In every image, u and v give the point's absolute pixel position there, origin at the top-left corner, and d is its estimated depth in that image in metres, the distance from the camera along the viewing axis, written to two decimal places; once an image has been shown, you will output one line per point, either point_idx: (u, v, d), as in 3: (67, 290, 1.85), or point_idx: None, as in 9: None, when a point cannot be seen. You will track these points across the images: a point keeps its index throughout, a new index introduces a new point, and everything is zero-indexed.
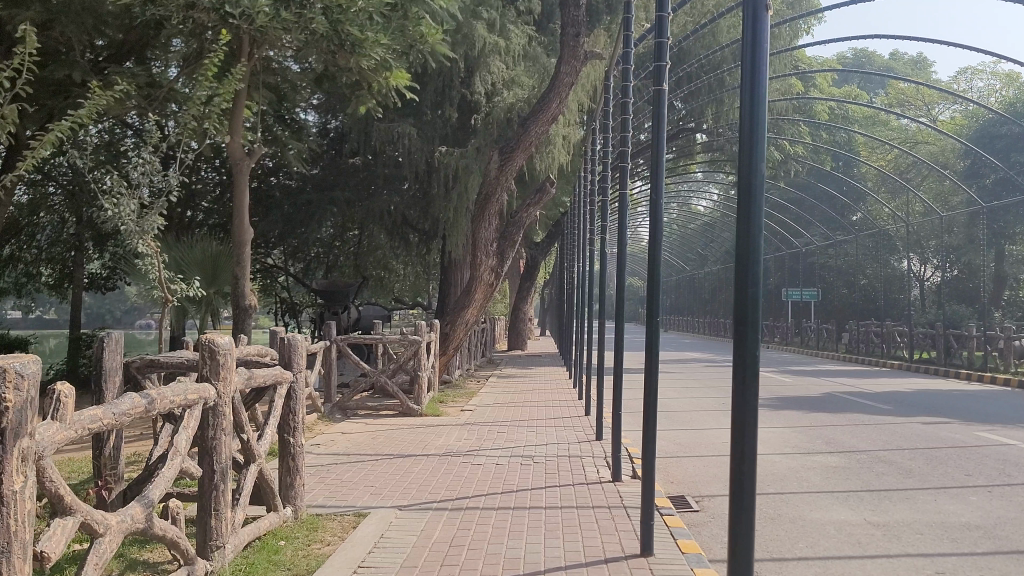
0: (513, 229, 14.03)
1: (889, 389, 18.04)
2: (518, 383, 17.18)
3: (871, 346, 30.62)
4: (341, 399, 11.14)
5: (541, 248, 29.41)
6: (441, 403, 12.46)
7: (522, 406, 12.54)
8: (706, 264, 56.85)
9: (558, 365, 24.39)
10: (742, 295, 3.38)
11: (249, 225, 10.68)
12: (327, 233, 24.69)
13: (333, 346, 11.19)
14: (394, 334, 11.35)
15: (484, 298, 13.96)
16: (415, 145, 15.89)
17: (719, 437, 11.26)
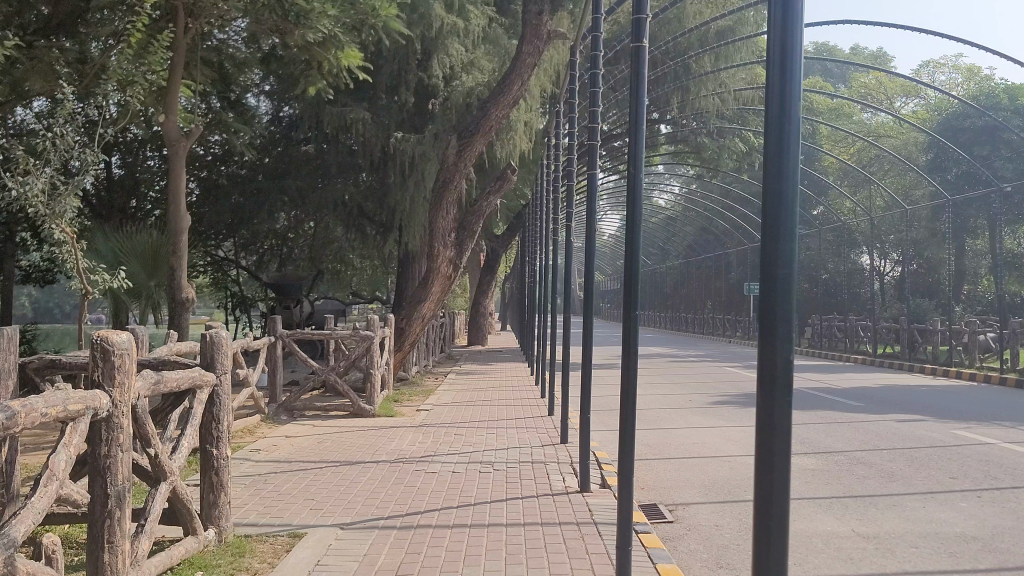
0: (472, 219, 13.31)
1: (858, 384, 17.70)
2: (478, 380, 16.54)
3: (834, 340, 30.49)
4: (287, 399, 10.39)
5: (502, 241, 28.78)
6: (396, 403, 11.75)
7: (482, 405, 11.88)
8: (667, 259, 56.68)
9: (519, 360, 23.79)
10: (767, 274, 2.57)
11: (186, 210, 9.87)
12: (281, 225, 23.86)
13: (278, 342, 10.41)
14: (343, 330, 10.60)
15: (442, 291, 13.20)
16: (370, 130, 15.20)
17: (689, 436, 10.71)
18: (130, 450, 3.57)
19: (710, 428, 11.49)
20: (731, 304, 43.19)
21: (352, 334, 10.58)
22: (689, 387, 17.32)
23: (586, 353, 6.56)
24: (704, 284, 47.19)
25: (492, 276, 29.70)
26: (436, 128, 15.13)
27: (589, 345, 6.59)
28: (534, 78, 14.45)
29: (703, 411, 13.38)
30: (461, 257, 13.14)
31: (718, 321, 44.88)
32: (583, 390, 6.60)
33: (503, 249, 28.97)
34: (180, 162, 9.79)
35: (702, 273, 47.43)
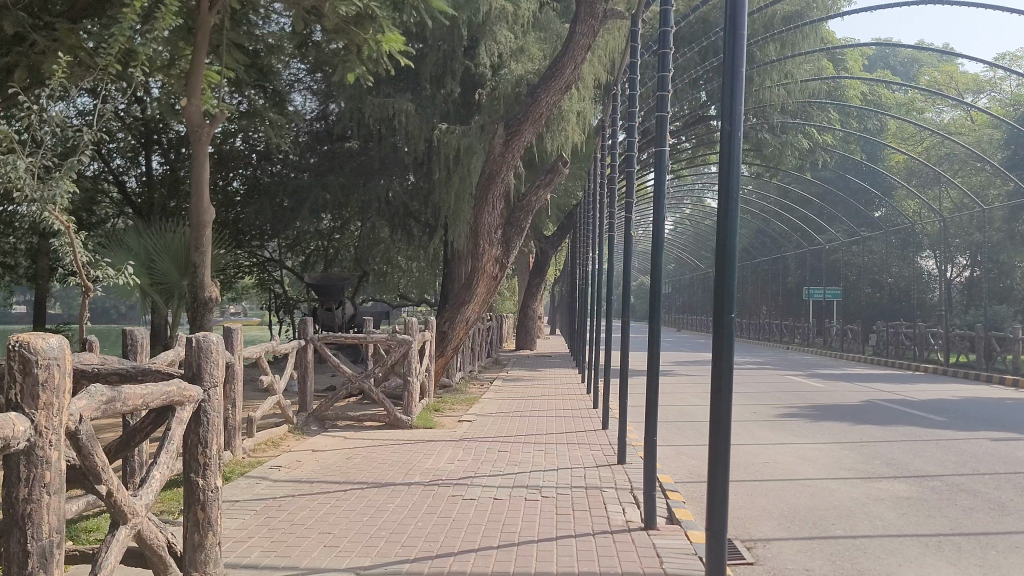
0: (520, 215, 12.31)
1: (936, 396, 16.37)
2: (525, 387, 15.61)
3: (900, 348, 28.93)
4: (318, 407, 9.58)
5: (551, 242, 27.84)
6: (437, 412, 10.87)
7: (530, 415, 10.94)
8: None
9: (568, 367, 22.81)
10: None
11: (211, 203, 9.10)
12: (325, 223, 23.26)
13: (310, 345, 9.60)
14: (380, 333, 9.76)
15: (488, 292, 12.28)
16: (413, 122, 14.43)
17: (760, 455, 9.66)
18: (64, 496, 2.70)
19: (782, 445, 10.41)
20: (788, 310, 41.64)
21: (388, 337, 9.74)
22: (751, 397, 16.18)
23: (654, 366, 5.59)
24: (760, 289, 45.66)
25: (541, 279, 28.77)
26: (483, 119, 14.24)
27: (658, 356, 5.62)
28: (588, 66, 13.55)
29: (771, 425, 12.28)
30: (509, 255, 12.22)
31: (774, 327, 43.32)
32: (649, 409, 5.62)
33: (553, 250, 28.03)
34: (203, 148, 9.04)
35: (758, 277, 45.91)
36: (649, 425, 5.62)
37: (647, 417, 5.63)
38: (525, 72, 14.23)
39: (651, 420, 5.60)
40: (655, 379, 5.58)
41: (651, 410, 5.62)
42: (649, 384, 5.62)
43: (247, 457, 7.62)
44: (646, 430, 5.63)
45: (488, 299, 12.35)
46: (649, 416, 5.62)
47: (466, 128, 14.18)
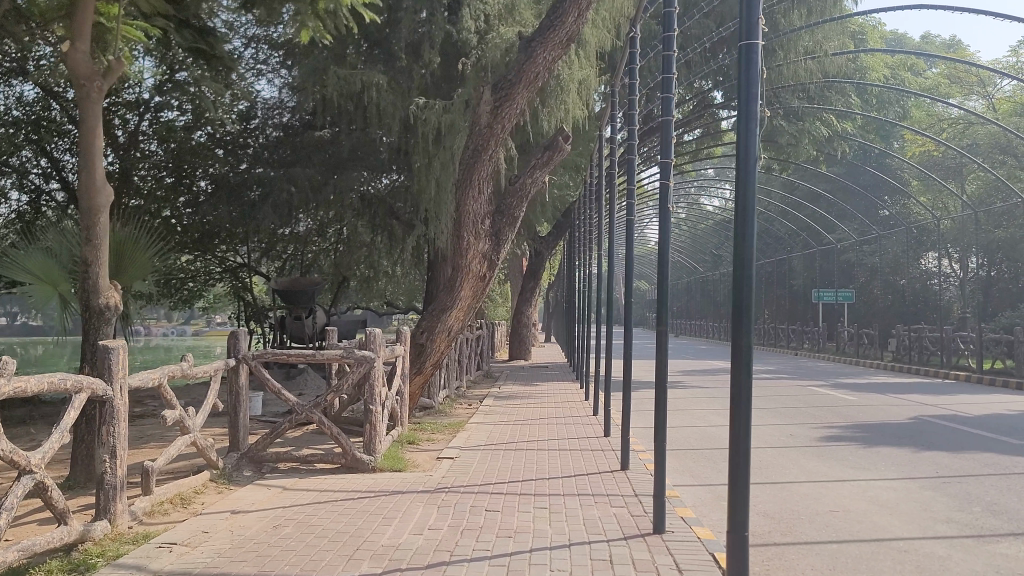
0: (512, 201, 10.09)
1: (988, 410, 14.35)
2: (518, 404, 13.55)
3: (920, 354, 26.87)
4: (255, 445, 7.48)
5: (547, 242, 25.85)
6: (410, 445, 8.72)
7: (526, 447, 8.84)
8: (720, 266, 53.20)
9: (567, 378, 20.70)
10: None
11: (105, 181, 6.93)
12: (301, 225, 21.10)
13: (246, 366, 7.45)
14: (333, 350, 7.54)
15: (474, 297, 10.08)
16: (387, 99, 12.44)
17: (820, 502, 7.57)
18: None
19: (843, 483, 8.34)
20: (794, 313, 39.68)
21: (342, 353, 7.47)
22: (778, 415, 14.11)
23: (739, 443, 4.02)
24: (763, 293, 43.73)
25: (536, 283, 26.72)
26: (466, 93, 12.21)
27: (745, 427, 4.04)
28: (591, 26, 11.60)
29: (817, 453, 10.19)
30: (501, 251, 10.07)
31: (779, 332, 41.28)
32: (733, 499, 4.06)
33: (549, 252, 26.03)
34: (94, 110, 6.89)
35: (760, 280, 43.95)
36: (735, 522, 4.05)
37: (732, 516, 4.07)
38: (515, 35, 12.15)
39: (739, 518, 4.05)
40: (742, 458, 4.04)
41: (735, 499, 4.06)
42: (732, 466, 4.07)
43: (136, 529, 5.48)
44: (730, 529, 4.06)
45: (476, 305, 10.20)
46: (734, 509, 4.05)
47: (447, 103, 12.14)
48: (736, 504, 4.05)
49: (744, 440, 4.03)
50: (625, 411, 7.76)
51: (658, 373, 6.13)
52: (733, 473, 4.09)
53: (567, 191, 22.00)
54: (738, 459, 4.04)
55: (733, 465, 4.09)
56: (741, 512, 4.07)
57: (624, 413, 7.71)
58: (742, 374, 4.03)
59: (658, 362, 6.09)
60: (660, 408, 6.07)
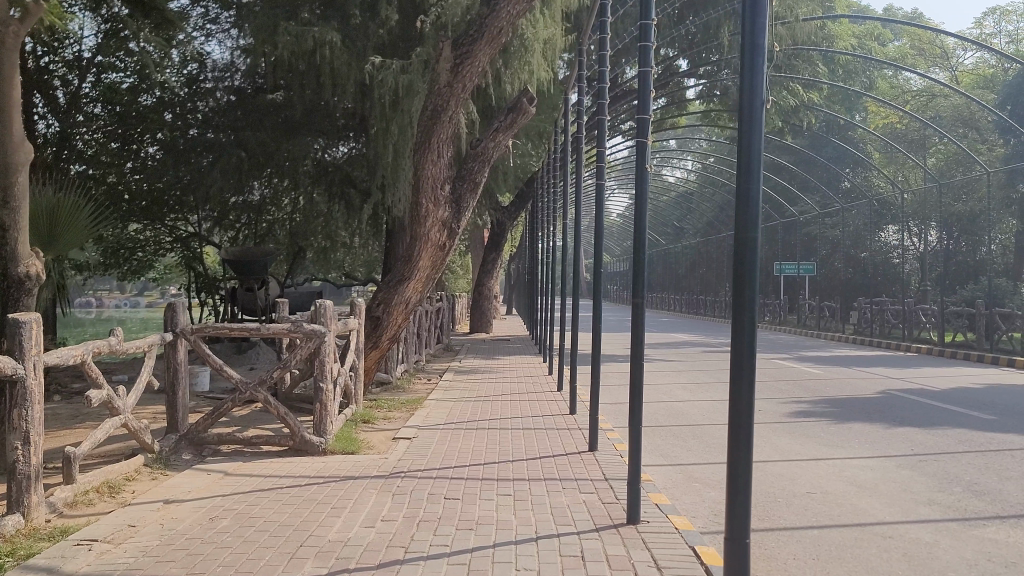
0: (473, 166, 9.55)
1: (955, 384, 14.22)
2: (480, 379, 13.10)
3: (881, 326, 26.88)
4: (196, 426, 6.92)
5: (510, 212, 25.33)
6: (365, 425, 8.22)
7: (487, 425, 8.38)
8: (682, 238, 53.11)
9: (529, 351, 20.29)
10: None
11: (23, 138, 6.26)
12: (254, 192, 20.36)
13: (185, 342, 6.86)
14: (279, 323, 6.99)
15: (433, 267, 9.55)
16: (341, 58, 11.82)
17: (797, 483, 7.23)
18: None
19: (818, 462, 8.00)
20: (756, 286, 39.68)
21: (289, 327, 6.93)
22: (746, 389, 13.82)
23: (740, 436, 3.54)
24: (724, 265, 43.72)
25: (498, 254, 26.21)
26: (425, 52, 11.62)
27: (747, 418, 3.56)
28: None
29: (788, 429, 9.85)
30: (462, 220, 9.54)
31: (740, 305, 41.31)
32: (733, 500, 3.57)
33: (512, 222, 25.54)
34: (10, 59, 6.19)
35: (722, 253, 43.88)
36: (733, 525, 3.56)
37: (731, 520, 3.58)
38: None
39: (739, 521, 3.56)
40: (743, 451, 3.54)
41: (735, 500, 3.58)
42: (731, 462, 3.59)
43: (53, 524, 4.91)
44: (728, 533, 3.58)
45: (434, 277, 9.66)
46: (732, 511, 3.57)
47: (404, 63, 11.55)
48: (736, 506, 3.56)
49: (746, 434, 3.53)
50: (593, 389, 7.32)
51: (632, 352, 5.66)
52: (731, 471, 3.61)
53: (529, 160, 21.47)
54: (738, 455, 3.55)
55: (732, 462, 3.59)
56: (742, 514, 3.58)
57: (592, 391, 7.26)
58: (744, 359, 3.52)
59: (632, 341, 5.62)
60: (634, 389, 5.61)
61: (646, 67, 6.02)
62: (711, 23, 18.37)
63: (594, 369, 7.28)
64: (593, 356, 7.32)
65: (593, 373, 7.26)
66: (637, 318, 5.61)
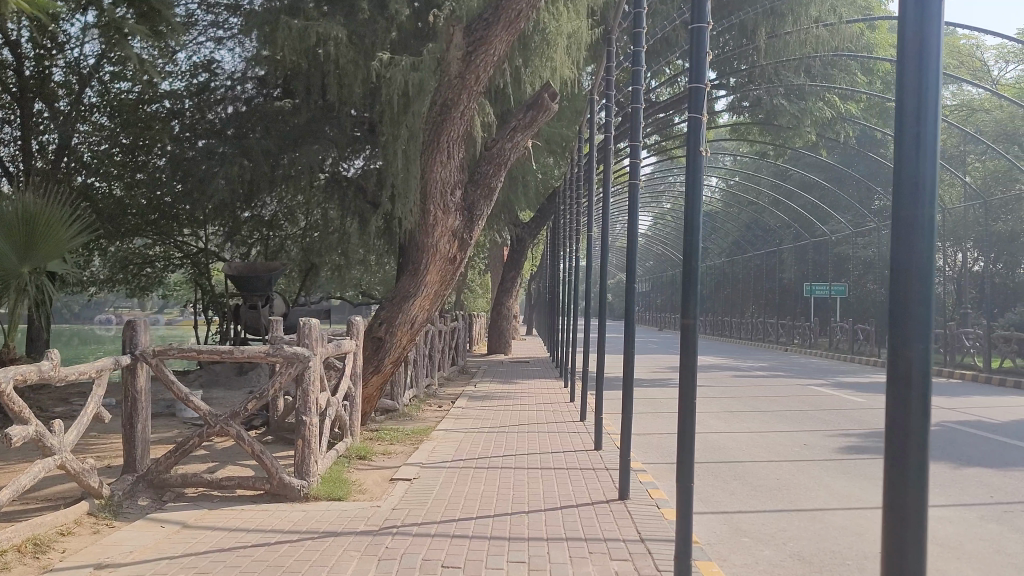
0: (487, 169, 8.52)
1: (1015, 416, 13.01)
2: (494, 405, 12.04)
3: (920, 351, 25.49)
4: (155, 467, 5.86)
5: (530, 228, 24.35)
6: (359, 462, 7.15)
7: (499, 464, 7.29)
8: (706, 259, 51.94)
9: (548, 374, 19.19)
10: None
11: None
12: (265, 207, 19.39)
13: (144, 367, 5.83)
14: (254, 347, 5.92)
15: (441, 282, 8.51)
16: (347, 56, 10.97)
17: (865, 539, 6.10)
18: None
19: (885, 513, 6.86)
20: (785, 308, 38.38)
21: (267, 351, 5.88)
22: (785, 419, 12.67)
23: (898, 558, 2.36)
24: (751, 286, 42.49)
25: (517, 272, 25.21)
26: (438, 48, 10.63)
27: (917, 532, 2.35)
28: None
29: (842, 469, 8.71)
30: (474, 230, 8.49)
31: (768, 327, 39.96)
32: None
33: (532, 239, 24.53)
34: None
35: (748, 273, 42.69)
36: None
37: None
38: None
39: None
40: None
41: None
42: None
43: None
44: None
45: (443, 294, 8.62)
46: None
47: (415, 60, 10.59)
48: None
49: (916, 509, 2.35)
50: (625, 423, 6.23)
51: (679, 388, 4.63)
52: None
53: (550, 174, 20.48)
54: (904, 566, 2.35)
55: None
56: None
57: (625, 426, 6.18)
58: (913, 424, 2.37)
59: (680, 373, 4.60)
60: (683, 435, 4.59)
61: (705, 20, 4.86)
62: (744, 27, 17.36)
63: (626, 402, 6.20)
64: (625, 383, 6.25)
65: (626, 405, 6.19)
66: (687, 342, 4.60)
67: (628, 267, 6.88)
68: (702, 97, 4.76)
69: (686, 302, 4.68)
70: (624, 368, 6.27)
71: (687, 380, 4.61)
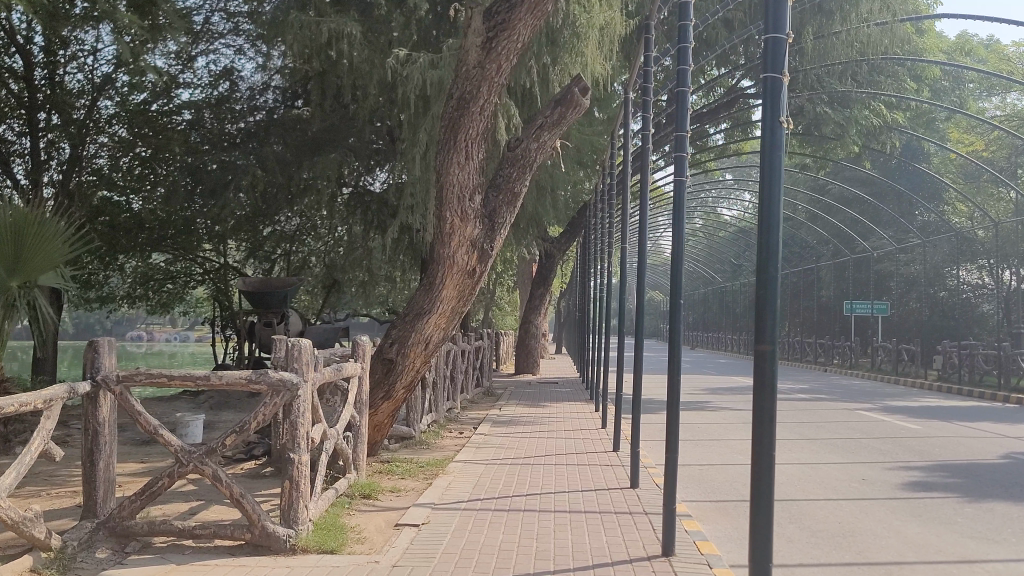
0: (509, 171, 7.66)
1: None
2: (519, 431, 11.13)
3: (970, 373, 24.16)
4: (118, 512, 5.03)
5: (560, 243, 23.49)
6: (361, 504, 6.27)
7: (519, 506, 6.39)
8: (739, 276, 50.72)
9: (578, 395, 18.26)
10: None
11: None
12: (287, 221, 18.73)
13: (107, 395, 5.01)
14: (237, 372, 5.07)
15: (459, 298, 7.64)
16: (362, 54, 10.27)
17: None
18: None
19: (968, 567, 5.92)
20: (823, 327, 37.12)
21: (250, 378, 5.01)
22: (835, 448, 11.67)
23: None
24: (786, 304, 41.20)
25: (546, 289, 24.34)
26: (458, 44, 9.87)
27: None
28: None
29: (909, 511, 7.74)
30: (496, 240, 7.61)
31: (805, 346, 38.71)
32: None
33: (561, 254, 23.64)
34: None
35: (784, 291, 41.47)
36: None
37: None
38: None
39: None
40: None
41: None
42: None
43: None
44: None
45: (461, 311, 7.74)
46: None
47: (434, 57, 9.83)
48: None
49: None
50: (669, 463, 5.29)
51: (752, 429, 3.67)
52: None
53: (580, 186, 19.64)
54: None
55: None
56: None
57: (670, 466, 5.24)
58: None
59: (753, 414, 3.66)
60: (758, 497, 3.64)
61: None
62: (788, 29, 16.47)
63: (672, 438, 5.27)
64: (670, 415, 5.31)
65: (672, 441, 5.25)
66: (762, 372, 3.66)
67: (673, 281, 5.95)
68: (782, 49, 3.73)
69: (759, 320, 3.65)
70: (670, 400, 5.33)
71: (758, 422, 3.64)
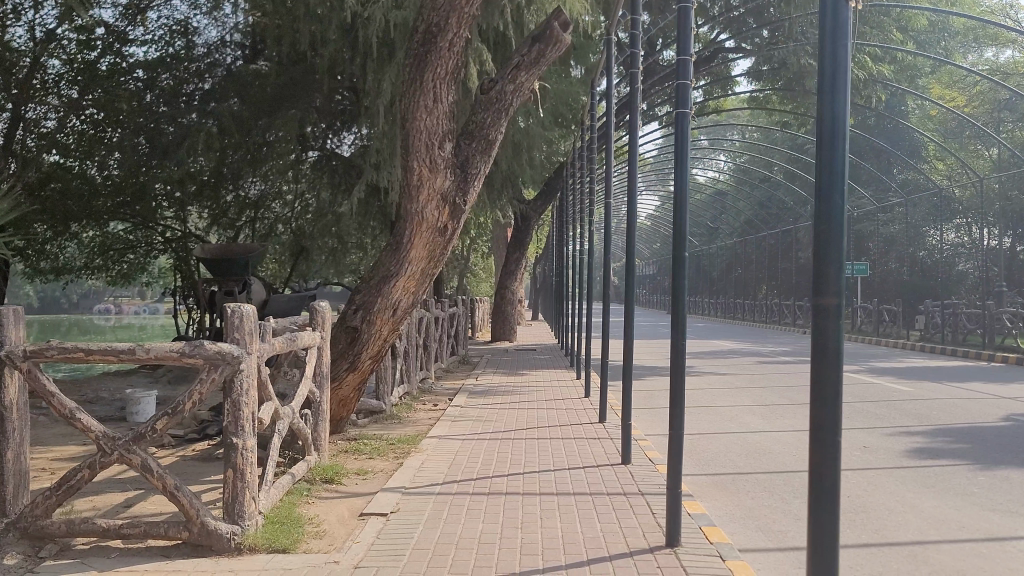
0: (484, 117, 6.91)
1: None
2: (497, 401, 10.46)
3: (953, 332, 23.84)
4: (31, 513, 4.27)
5: (535, 206, 22.77)
6: (320, 491, 5.56)
7: (497, 490, 5.70)
8: (716, 239, 50.31)
9: (557, 362, 17.65)
10: None
11: None
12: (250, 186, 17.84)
13: (18, 372, 4.28)
14: (167, 344, 4.31)
15: (429, 257, 6.89)
16: None
17: None
18: None
19: (996, 545, 5.36)
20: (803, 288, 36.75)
21: (183, 351, 4.25)
22: (830, 413, 11.12)
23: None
24: (764, 267, 40.84)
25: (522, 254, 23.64)
26: None
27: None
28: None
29: (918, 481, 7.19)
30: (469, 193, 6.86)
31: (783, 309, 38.38)
32: None
33: (537, 217, 22.95)
34: None
35: (761, 253, 41.11)
36: None
37: None
38: None
39: None
40: None
41: None
42: None
43: None
44: None
45: (432, 273, 7.01)
46: None
47: None
48: None
49: None
50: (673, 447, 4.74)
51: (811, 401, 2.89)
52: None
53: (556, 146, 18.91)
54: None
55: None
56: None
57: (675, 450, 4.68)
58: None
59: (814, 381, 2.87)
60: (822, 500, 2.87)
61: None
62: None
63: (677, 418, 4.72)
64: (674, 393, 4.75)
65: (677, 424, 4.72)
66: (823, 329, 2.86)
67: (678, 234, 5.22)
68: None
69: (819, 265, 2.85)
70: (673, 376, 4.79)
71: (820, 404, 2.87)
